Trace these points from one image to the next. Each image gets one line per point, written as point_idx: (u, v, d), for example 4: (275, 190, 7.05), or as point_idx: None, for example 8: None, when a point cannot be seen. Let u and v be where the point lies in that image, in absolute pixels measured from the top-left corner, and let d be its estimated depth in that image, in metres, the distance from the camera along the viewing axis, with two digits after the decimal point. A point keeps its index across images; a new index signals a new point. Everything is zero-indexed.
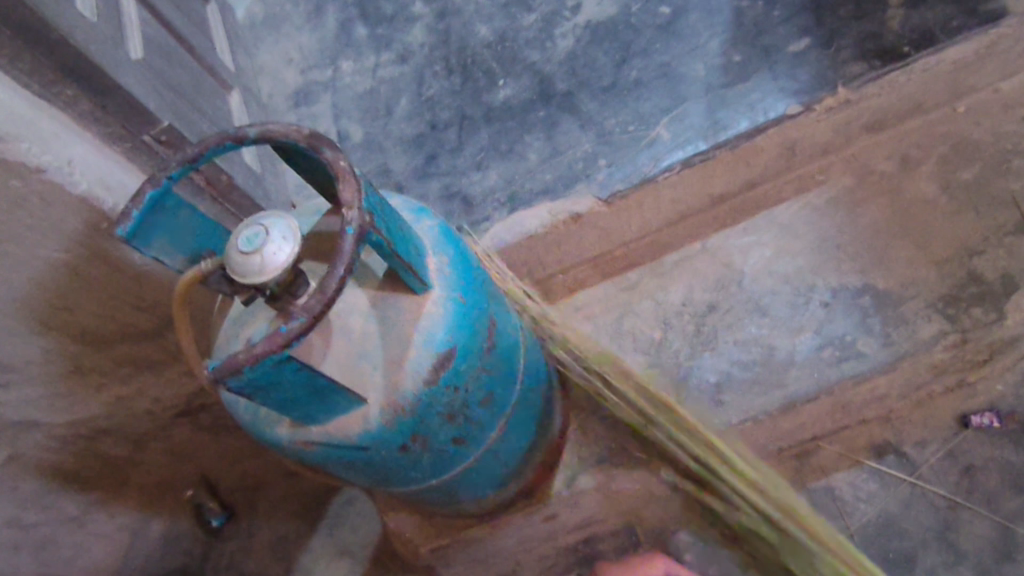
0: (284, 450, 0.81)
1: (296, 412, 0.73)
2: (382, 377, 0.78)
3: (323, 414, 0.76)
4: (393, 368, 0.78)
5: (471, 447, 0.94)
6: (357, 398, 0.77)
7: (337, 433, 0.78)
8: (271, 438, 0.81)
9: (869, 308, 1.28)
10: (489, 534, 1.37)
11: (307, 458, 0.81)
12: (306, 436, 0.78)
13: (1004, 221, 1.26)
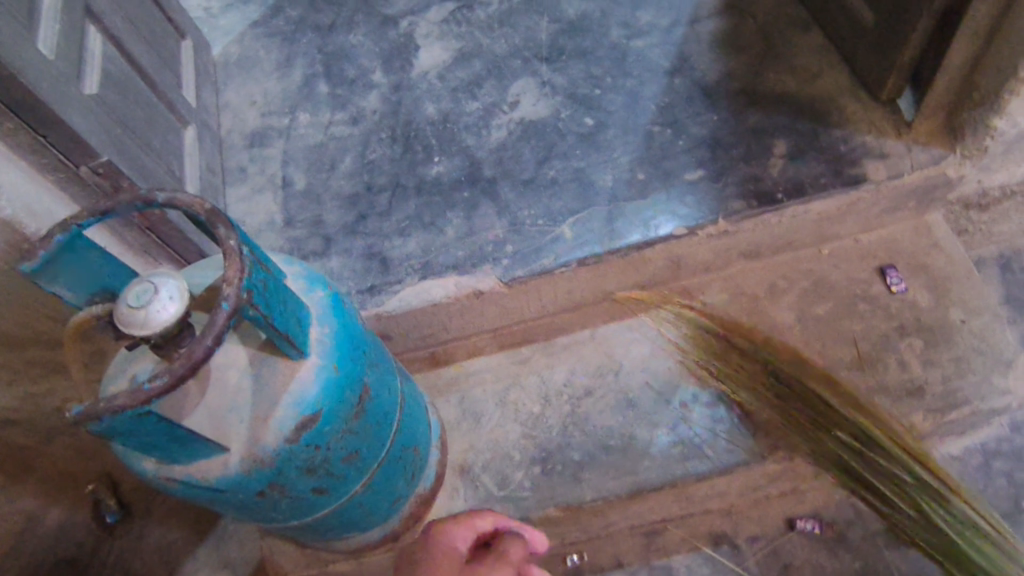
0: (150, 482, 0.92)
1: (157, 452, 0.85)
2: (247, 431, 0.89)
3: (183, 457, 0.88)
4: (257, 424, 0.89)
5: (331, 496, 1.06)
6: (217, 447, 0.87)
7: (197, 475, 0.89)
8: (139, 469, 0.92)
9: (721, 414, 1.44)
10: (355, 568, 1.50)
11: (169, 490, 0.93)
12: (168, 473, 0.90)
13: (843, 356, 1.44)
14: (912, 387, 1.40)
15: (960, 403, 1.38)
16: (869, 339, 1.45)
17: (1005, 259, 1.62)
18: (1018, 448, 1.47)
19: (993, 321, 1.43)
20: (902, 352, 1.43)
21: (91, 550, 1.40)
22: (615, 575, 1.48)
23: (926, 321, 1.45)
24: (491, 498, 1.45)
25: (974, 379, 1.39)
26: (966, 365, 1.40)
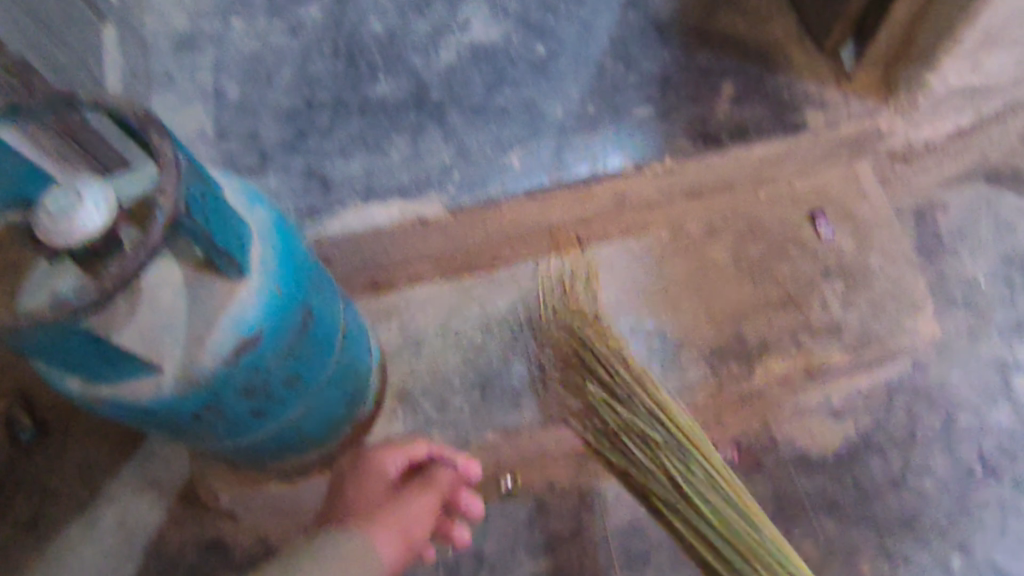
0: (76, 400, 0.89)
1: (84, 371, 0.82)
2: (181, 352, 0.85)
3: (113, 375, 0.84)
4: (194, 344, 0.85)
5: (269, 418, 1.04)
6: (149, 366, 0.84)
7: (127, 396, 0.85)
8: (63, 389, 0.88)
9: (656, 346, 1.49)
10: (289, 490, 1.53)
11: (97, 409, 0.89)
12: (96, 393, 0.86)
13: (771, 297, 1.51)
14: (833, 327, 1.49)
15: (873, 341, 1.49)
16: (797, 281, 1.52)
17: (920, 210, 1.72)
18: (917, 385, 1.60)
19: (907, 268, 1.53)
20: (825, 295, 1.51)
21: (10, 465, 1.52)
22: (545, 497, 1.58)
23: (849, 265, 1.53)
24: (430, 423, 1.49)
25: (888, 322, 1.50)
26: (880, 308, 1.51)
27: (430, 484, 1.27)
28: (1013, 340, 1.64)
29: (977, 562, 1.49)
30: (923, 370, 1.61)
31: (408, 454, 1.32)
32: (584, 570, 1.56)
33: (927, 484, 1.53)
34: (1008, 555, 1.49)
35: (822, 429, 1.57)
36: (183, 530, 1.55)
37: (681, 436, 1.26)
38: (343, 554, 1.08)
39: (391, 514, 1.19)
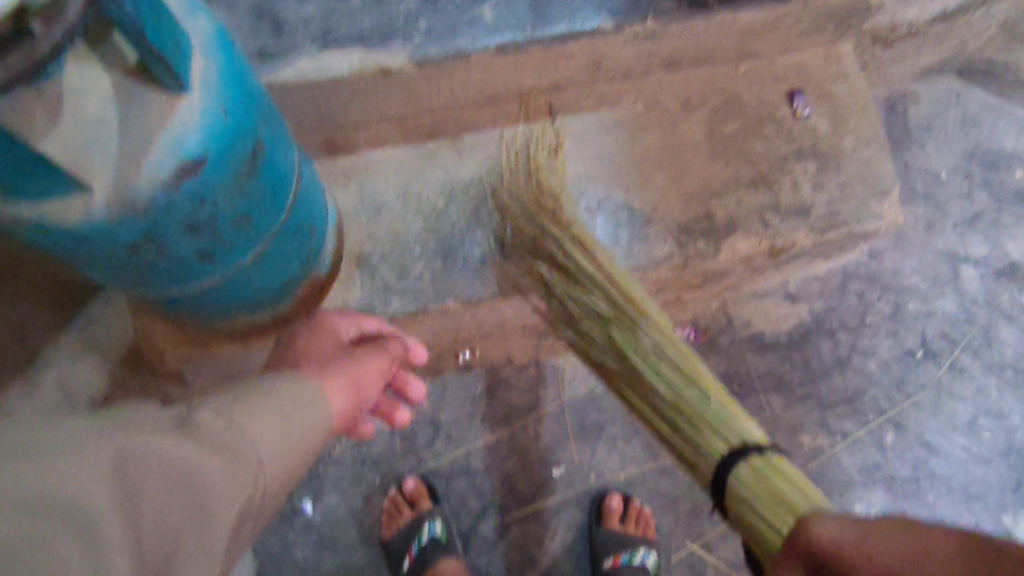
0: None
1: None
2: (113, 172, 0.76)
3: (34, 192, 0.75)
4: (127, 163, 0.76)
5: (217, 263, 0.98)
6: (76, 183, 0.75)
7: (54, 220, 0.77)
8: None
9: (623, 220, 1.46)
10: (241, 352, 1.51)
11: (19, 233, 0.81)
12: (15, 213, 0.77)
13: (742, 176, 1.48)
14: (801, 208, 1.48)
15: (840, 223, 1.48)
16: (769, 160, 1.49)
17: (892, 100, 1.74)
18: (872, 271, 1.62)
19: (879, 153, 1.51)
20: (795, 175, 1.49)
21: None
22: (504, 369, 1.61)
23: (822, 146, 1.50)
24: (388, 289, 1.45)
25: (854, 204, 1.49)
26: (849, 191, 1.49)
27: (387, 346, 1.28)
28: (966, 233, 1.66)
29: (908, 437, 1.56)
30: (879, 259, 1.63)
31: (357, 322, 1.32)
32: (538, 439, 1.59)
33: (870, 365, 1.59)
34: (937, 431, 1.56)
35: (780, 310, 1.62)
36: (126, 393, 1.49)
37: (637, 316, 1.29)
38: (288, 392, 0.97)
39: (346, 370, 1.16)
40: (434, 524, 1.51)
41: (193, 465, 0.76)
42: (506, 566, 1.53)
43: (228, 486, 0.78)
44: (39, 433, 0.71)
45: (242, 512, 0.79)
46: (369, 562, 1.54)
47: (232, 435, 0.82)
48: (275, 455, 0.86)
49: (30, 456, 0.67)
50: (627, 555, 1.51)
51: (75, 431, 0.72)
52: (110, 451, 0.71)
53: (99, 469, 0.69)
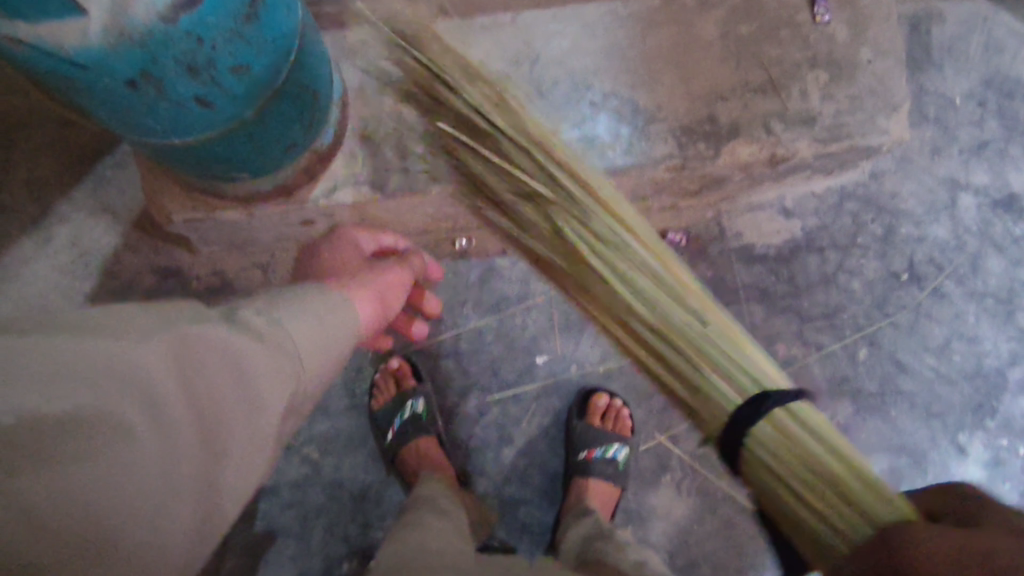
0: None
1: None
2: None
3: (32, 11, 0.73)
4: None
5: (216, 114, 1.00)
6: (75, 7, 0.74)
7: (53, 42, 0.77)
8: None
9: (626, 116, 1.46)
10: (243, 218, 1.47)
11: (16, 57, 0.81)
12: (12, 34, 0.76)
13: (752, 80, 1.46)
14: (807, 117, 1.47)
15: (844, 136, 1.48)
16: (781, 64, 1.47)
17: (917, 18, 1.69)
18: (869, 193, 1.64)
19: (895, 67, 1.48)
20: (805, 83, 1.47)
21: None
22: (498, 260, 1.66)
23: (837, 56, 1.48)
24: (388, 168, 1.46)
25: (861, 117, 1.48)
26: (858, 104, 1.48)
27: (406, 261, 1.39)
28: (970, 160, 1.66)
29: (879, 353, 1.61)
30: (878, 180, 1.65)
31: (375, 238, 1.44)
32: (525, 328, 1.64)
33: (855, 284, 1.62)
34: (909, 350, 1.61)
35: (772, 225, 1.65)
36: (135, 255, 1.64)
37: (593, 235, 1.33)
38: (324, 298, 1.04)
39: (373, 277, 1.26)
40: (417, 402, 1.58)
41: (243, 355, 0.80)
42: (484, 442, 1.61)
43: (276, 376, 0.82)
44: (102, 318, 0.74)
45: (286, 401, 0.84)
46: (355, 429, 1.63)
47: (273, 334, 0.87)
48: (311, 354, 0.91)
49: (98, 333, 0.70)
50: (602, 449, 1.55)
51: (136, 323, 0.75)
52: (173, 337, 0.75)
53: (164, 354, 0.73)
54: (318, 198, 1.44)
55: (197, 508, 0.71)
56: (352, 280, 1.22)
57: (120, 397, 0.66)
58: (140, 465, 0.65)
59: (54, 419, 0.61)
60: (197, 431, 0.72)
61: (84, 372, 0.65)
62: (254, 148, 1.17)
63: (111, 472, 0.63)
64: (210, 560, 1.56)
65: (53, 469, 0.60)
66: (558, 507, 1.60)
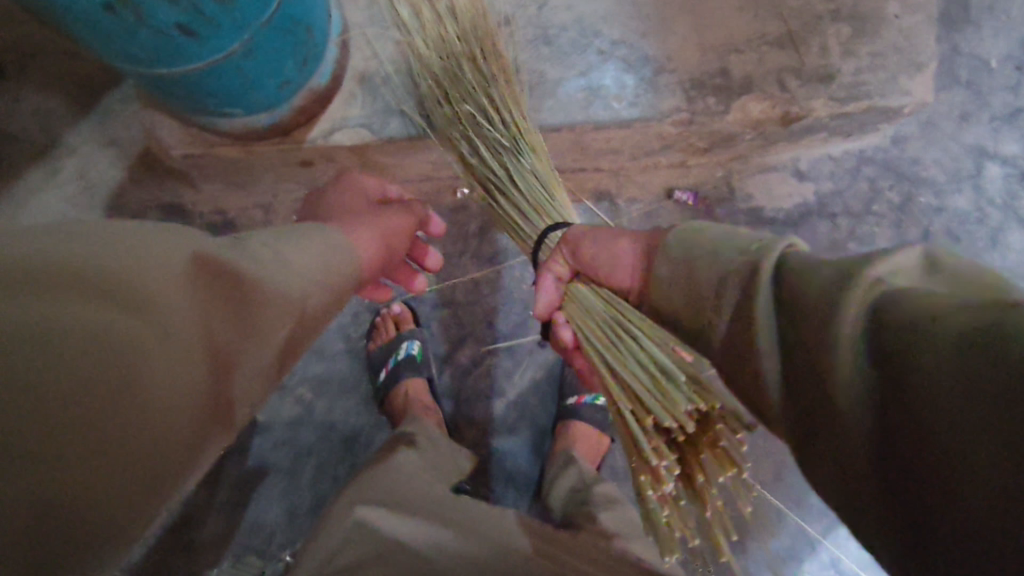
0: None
1: None
2: None
3: None
4: None
5: (201, 45, 0.99)
6: None
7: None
8: None
9: (635, 66, 1.40)
10: (242, 155, 1.47)
11: None
12: None
13: (769, 32, 1.39)
14: (824, 74, 1.40)
15: (861, 96, 1.40)
16: (801, 16, 1.40)
17: None
18: (889, 158, 1.58)
19: (923, 23, 1.41)
20: (826, 37, 1.40)
21: None
22: None
23: (862, 9, 1.40)
24: (388, 111, 1.42)
25: (883, 76, 1.40)
26: (881, 62, 1.40)
27: (414, 206, 1.27)
28: (1001, 129, 1.58)
29: None
30: (900, 146, 1.57)
31: (382, 183, 1.30)
32: (522, 282, 1.62)
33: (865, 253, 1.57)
34: None
35: (783, 188, 1.60)
36: (144, 189, 1.67)
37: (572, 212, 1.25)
38: (315, 234, 0.96)
39: (381, 218, 1.16)
40: (412, 345, 1.59)
41: (245, 281, 0.77)
42: (475, 393, 1.62)
43: (276, 308, 0.80)
44: (99, 226, 0.70)
45: (287, 333, 0.82)
46: (350, 372, 1.65)
47: (276, 259, 0.83)
48: (311, 289, 0.86)
49: (102, 240, 0.68)
50: (592, 395, 1.57)
51: (143, 233, 0.72)
52: (178, 257, 0.72)
53: (168, 275, 0.70)
54: (315, 138, 1.42)
55: (198, 425, 0.71)
56: (352, 219, 1.12)
57: (115, 317, 0.64)
58: (139, 385, 0.65)
59: (48, 334, 0.61)
60: (198, 352, 0.71)
61: (79, 288, 0.64)
62: (245, 85, 1.16)
63: (106, 392, 0.63)
64: (206, 489, 1.61)
65: (48, 384, 0.60)
66: (543, 459, 1.60)
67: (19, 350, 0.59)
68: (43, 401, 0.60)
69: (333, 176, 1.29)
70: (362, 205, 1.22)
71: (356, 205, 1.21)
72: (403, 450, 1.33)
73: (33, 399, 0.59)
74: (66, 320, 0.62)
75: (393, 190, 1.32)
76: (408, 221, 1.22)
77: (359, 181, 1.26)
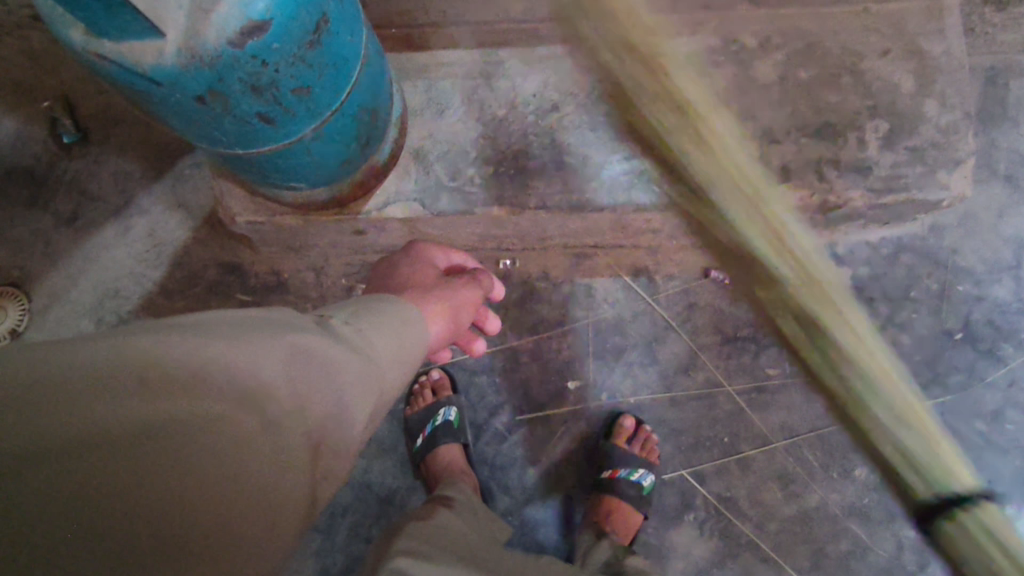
0: (81, 56, 0.92)
1: (84, 15, 0.82)
2: (185, 20, 0.87)
3: (115, 32, 0.86)
4: (198, 16, 0.87)
5: (277, 129, 1.08)
6: (152, 29, 0.86)
7: (131, 59, 0.88)
8: (69, 42, 0.91)
9: (678, 152, 1.47)
10: (301, 224, 1.57)
11: (104, 73, 0.93)
12: (98, 49, 0.89)
13: (808, 124, 1.45)
14: (860, 165, 1.45)
15: (899, 188, 1.45)
16: (841, 110, 1.45)
17: (994, 71, 1.63)
18: (927, 247, 1.61)
19: (961, 120, 1.46)
20: (864, 130, 1.45)
21: (57, 157, 1.79)
22: (539, 283, 1.69)
23: (900, 106, 1.46)
24: (440, 186, 1.50)
25: (921, 169, 1.45)
26: (920, 156, 1.45)
27: (481, 277, 1.29)
28: None
29: (925, 415, 1.57)
30: (938, 235, 1.61)
31: (450, 257, 1.35)
32: (560, 352, 1.66)
33: (903, 338, 1.59)
34: (958, 415, 1.57)
35: (821, 272, 1.63)
36: (205, 249, 1.77)
37: None
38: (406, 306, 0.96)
39: (455, 292, 1.18)
40: (449, 411, 1.64)
41: (338, 364, 0.77)
42: (510, 461, 1.64)
43: (366, 388, 0.79)
44: (202, 321, 0.72)
45: (370, 408, 0.81)
46: (388, 433, 1.69)
47: (363, 338, 0.83)
48: (393, 367, 0.85)
49: (203, 331, 0.69)
50: (626, 471, 1.54)
51: (238, 321, 0.74)
52: (278, 346, 0.73)
53: (268, 356, 0.71)
54: (371, 210, 1.52)
55: (302, 513, 0.71)
56: (427, 292, 1.13)
57: (217, 410, 0.65)
58: (242, 479, 0.65)
59: (157, 433, 0.61)
60: (294, 441, 0.70)
61: (181, 384, 0.64)
62: (312, 160, 1.24)
63: (207, 480, 0.63)
64: None
65: (156, 483, 0.59)
66: (574, 531, 1.60)
67: (127, 448, 0.59)
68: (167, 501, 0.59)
69: (404, 245, 1.36)
70: (432, 278, 1.25)
71: (429, 274, 1.26)
72: (440, 509, 1.36)
73: (137, 502, 0.58)
74: (172, 416, 0.62)
75: (456, 260, 1.36)
76: (478, 291, 1.25)
77: (430, 252, 1.31)
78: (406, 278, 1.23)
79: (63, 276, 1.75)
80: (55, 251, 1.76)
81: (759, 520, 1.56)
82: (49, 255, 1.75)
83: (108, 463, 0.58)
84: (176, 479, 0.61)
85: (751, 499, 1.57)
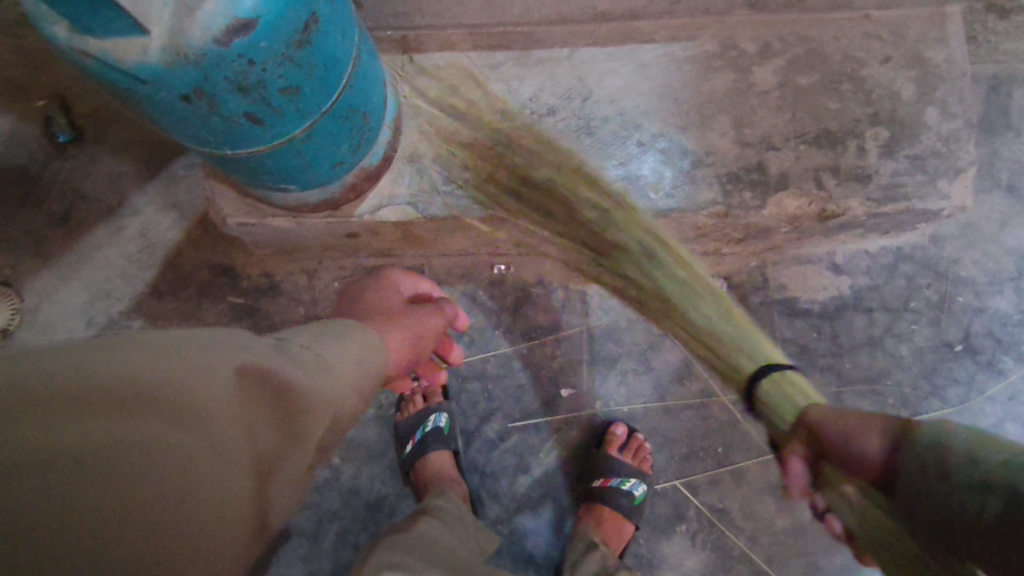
0: (64, 53, 0.91)
1: (66, 9, 0.81)
2: (170, 18, 0.85)
3: (98, 28, 0.84)
4: (184, 13, 0.86)
5: (264, 130, 1.06)
6: (135, 25, 0.84)
7: (114, 56, 0.87)
8: (51, 38, 0.90)
9: (676, 158, 1.44)
10: (292, 227, 1.55)
11: (87, 70, 0.92)
12: (81, 46, 0.88)
13: (807, 131, 1.43)
14: (860, 174, 1.43)
15: (899, 198, 1.43)
16: (840, 117, 1.44)
17: (997, 80, 1.61)
18: (927, 257, 1.59)
19: (962, 129, 1.44)
20: (864, 138, 1.43)
21: (50, 155, 1.77)
22: (534, 289, 1.67)
23: (901, 114, 1.44)
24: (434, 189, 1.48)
25: (921, 179, 1.43)
26: (920, 165, 1.43)
27: (445, 305, 1.26)
28: None
29: None
30: (938, 246, 1.59)
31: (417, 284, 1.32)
32: (554, 359, 1.64)
33: (902, 349, 1.57)
34: None
35: (819, 281, 1.61)
36: (198, 250, 1.76)
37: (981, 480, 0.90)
38: (363, 330, 0.97)
39: (414, 319, 1.15)
40: (440, 418, 1.62)
41: (287, 387, 0.78)
42: (500, 468, 1.62)
43: (316, 410, 0.81)
44: (153, 338, 0.72)
45: (320, 431, 0.82)
46: (378, 439, 1.67)
47: (315, 361, 0.84)
48: (348, 392, 0.86)
49: (151, 351, 0.70)
50: (618, 480, 1.52)
51: (189, 339, 0.74)
52: (226, 366, 0.74)
53: (215, 377, 0.72)
54: (363, 213, 1.48)
55: (246, 535, 0.71)
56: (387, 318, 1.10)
57: (160, 430, 0.66)
58: (185, 499, 0.66)
59: (97, 455, 0.62)
60: (239, 461, 0.71)
61: (124, 406, 0.65)
62: (301, 163, 1.22)
63: (147, 500, 0.63)
64: None
65: (95, 505, 0.61)
66: (565, 541, 1.58)
67: (64, 470, 0.60)
68: (91, 526, 0.60)
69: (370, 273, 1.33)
70: (397, 304, 1.23)
71: (392, 300, 1.24)
72: (428, 518, 1.34)
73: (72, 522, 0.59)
74: (113, 438, 0.63)
75: (424, 287, 1.34)
76: (441, 318, 1.22)
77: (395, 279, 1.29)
78: (367, 305, 1.20)
79: (55, 275, 1.74)
80: (46, 250, 1.74)
81: (752, 531, 1.56)
82: (40, 254, 1.74)
83: (43, 484, 0.59)
84: (101, 507, 0.61)
85: (745, 510, 1.56)
